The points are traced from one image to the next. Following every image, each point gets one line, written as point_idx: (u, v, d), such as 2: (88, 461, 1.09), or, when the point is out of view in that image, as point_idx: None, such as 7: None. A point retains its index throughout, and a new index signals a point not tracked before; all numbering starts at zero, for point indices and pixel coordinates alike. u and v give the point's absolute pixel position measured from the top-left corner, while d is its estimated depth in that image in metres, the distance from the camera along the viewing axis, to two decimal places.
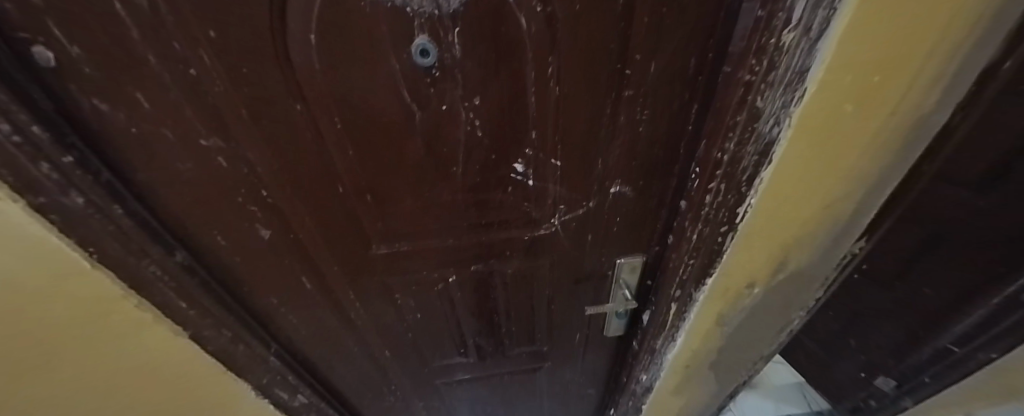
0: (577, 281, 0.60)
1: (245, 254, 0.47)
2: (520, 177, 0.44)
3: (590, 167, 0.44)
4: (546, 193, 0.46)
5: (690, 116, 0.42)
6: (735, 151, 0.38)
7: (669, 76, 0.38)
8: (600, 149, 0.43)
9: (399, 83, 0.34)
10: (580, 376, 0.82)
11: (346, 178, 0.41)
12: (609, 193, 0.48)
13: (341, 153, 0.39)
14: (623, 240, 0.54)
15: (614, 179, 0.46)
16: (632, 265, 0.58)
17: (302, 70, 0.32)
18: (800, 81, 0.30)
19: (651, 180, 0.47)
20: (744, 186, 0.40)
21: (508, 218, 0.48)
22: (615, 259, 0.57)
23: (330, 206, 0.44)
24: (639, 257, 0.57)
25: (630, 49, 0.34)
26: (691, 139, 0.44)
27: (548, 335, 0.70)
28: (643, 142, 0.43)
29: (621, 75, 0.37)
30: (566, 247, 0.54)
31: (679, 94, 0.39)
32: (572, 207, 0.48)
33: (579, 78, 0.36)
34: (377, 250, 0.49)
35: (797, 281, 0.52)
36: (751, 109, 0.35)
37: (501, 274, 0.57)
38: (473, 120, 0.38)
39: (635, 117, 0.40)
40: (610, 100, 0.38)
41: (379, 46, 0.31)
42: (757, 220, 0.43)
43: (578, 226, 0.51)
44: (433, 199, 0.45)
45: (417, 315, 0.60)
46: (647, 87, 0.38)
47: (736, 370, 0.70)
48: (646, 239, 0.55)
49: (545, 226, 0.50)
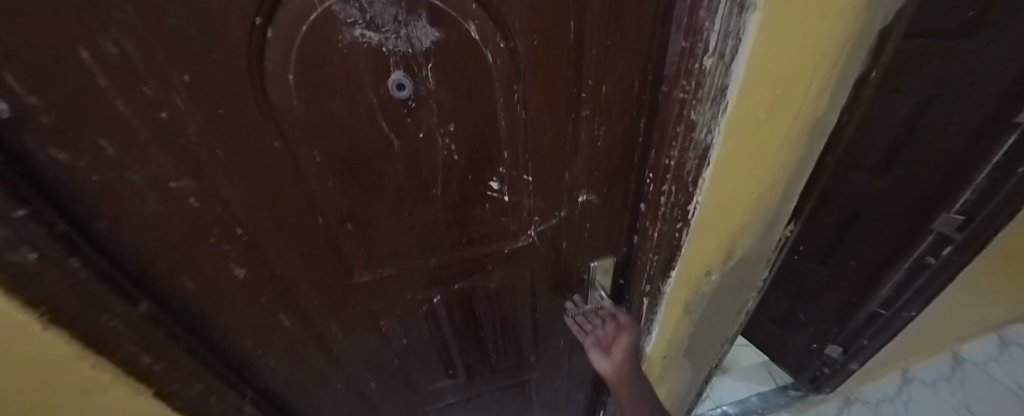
0: (556, 287, 0.63)
1: (219, 295, 0.45)
2: (497, 193, 0.47)
3: (559, 179, 0.49)
4: (522, 206, 0.50)
5: (640, 130, 0.48)
6: (680, 157, 0.44)
7: (618, 96, 0.43)
8: (566, 163, 0.47)
9: (378, 115, 0.36)
10: (567, 382, 0.84)
11: (326, 209, 0.42)
12: (578, 201, 0.52)
13: (322, 185, 0.40)
14: (595, 244, 0.59)
15: (581, 189, 0.51)
16: (605, 267, 0.62)
17: (282, 108, 0.34)
18: (722, 95, 0.37)
19: (614, 187, 0.52)
20: (691, 187, 0.47)
21: (488, 233, 0.51)
22: (590, 262, 0.61)
23: (309, 238, 0.44)
24: (612, 258, 0.61)
25: (583, 75, 0.40)
26: (642, 150, 0.49)
27: (534, 344, 0.71)
28: (602, 155, 0.48)
29: (578, 97, 0.42)
30: (544, 255, 0.57)
31: (628, 111, 0.45)
32: (546, 217, 0.52)
33: (542, 102, 0.40)
34: (359, 278, 0.49)
35: (746, 265, 0.59)
36: (688, 121, 0.41)
37: (484, 288, 0.58)
38: (450, 144, 0.41)
39: (594, 133, 0.46)
40: (570, 121, 0.43)
41: (358, 82, 0.33)
42: (705, 214, 0.50)
43: (553, 234, 0.55)
44: (414, 221, 0.46)
45: (404, 340, 0.60)
46: (600, 107, 0.43)
47: (705, 354, 0.76)
48: (615, 241, 0.60)
49: (524, 237, 0.53)
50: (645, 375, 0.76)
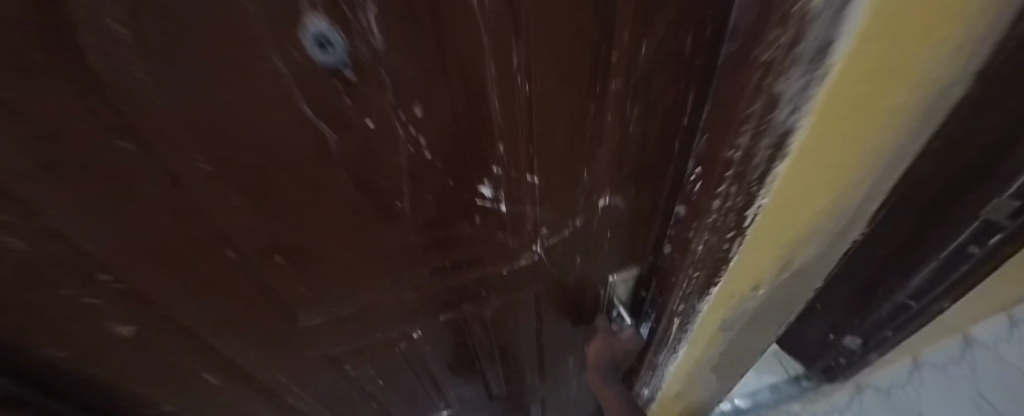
0: (566, 307, 0.51)
1: (108, 365, 0.31)
2: (489, 202, 0.34)
3: (575, 181, 0.36)
4: (525, 217, 0.37)
5: (686, 106, 0.34)
6: (748, 147, 0.30)
7: (663, 61, 0.29)
8: (585, 157, 0.34)
9: (298, 98, 0.21)
10: (576, 401, 0.74)
11: (239, 243, 0.28)
12: (597, 207, 0.39)
13: (225, 211, 0.25)
14: (614, 256, 0.47)
15: (603, 191, 0.38)
16: (625, 282, 0.51)
17: (120, 97, 0.16)
18: (823, 58, 0.20)
19: (642, 187, 0.40)
20: (754, 184, 0.33)
21: (479, 252, 0.38)
22: (608, 276, 0.49)
23: (223, 281, 0.30)
24: (633, 270, 0.50)
25: (624, 24, 0.25)
26: (685, 133, 0.36)
27: (537, 366, 0.61)
28: (634, 143, 0.35)
29: (606, 62, 0.28)
30: (551, 274, 0.45)
31: (673, 84, 0.32)
32: (556, 229, 0.39)
33: (555, 71, 0.27)
34: (306, 321, 0.36)
35: (804, 268, 0.46)
36: (768, 96, 0.25)
37: (478, 317, 0.47)
38: (418, 137, 0.27)
39: (626, 114, 0.32)
40: (594, 97, 0.30)
41: (244, 40, 0.16)
42: (768, 216, 0.36)
43: (564, 249, 0.42)
44: (376, 246, 0.33)
45: (379, 380, 0.49)
46: (638, 75, 0.29)
47: (739, 365, 0.65)
48: (639, 249, 0.48)
49: (526, 255, 0.41)
50: (665, 391, 0.67)
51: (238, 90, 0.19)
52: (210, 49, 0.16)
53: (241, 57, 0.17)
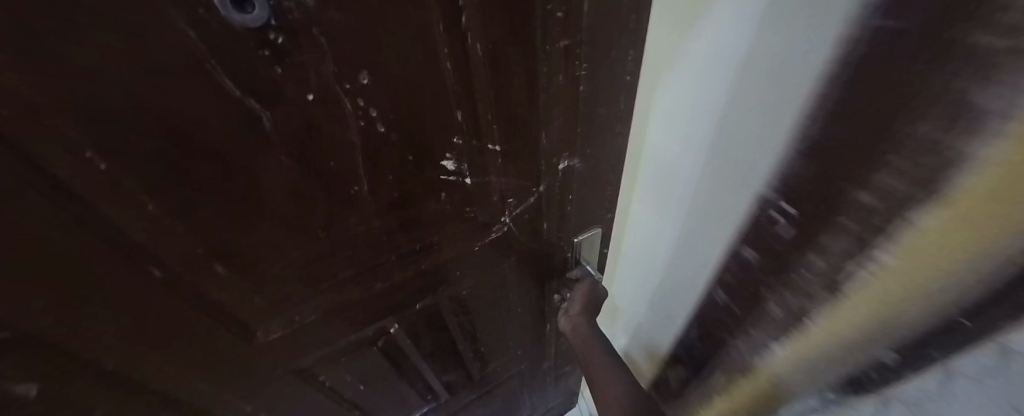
0: (539, 274, 0.53)
1: None
2: (453, 176, 0.33)
3: (535, 145, 0.36)
4: (491, 189, 0.36)
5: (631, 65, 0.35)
6: (867, 206, 0.28)
7: (607, 17, 0.30)
8: (543, 119, 0.34)
9: (222, 68, 0.18)
10: (558, 363, 0.78)
11: (167, 258, 0.23)
12: (559, 170, 0.40)
13: (146, 221, 0.21)
14: (579, 218, 0.48)
15: (564, 153, 0.39)
16: (590, 240, 0.53)
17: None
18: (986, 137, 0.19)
19: (598, 147, 0.41)
20: (854, 258, 0.32)
21: (448, 230, 0.37)
22: (574, 238, 0.51)
23: (158, 310, 0.25)
24: (597, 229, 0.52)
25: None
26: (632, 91, 0.38)
27: (520, 337, 0.62)
28: (587, 103, 0.36)
29: (555, 19, 0.27)
30: (522, 243, 0.46)
31: (619, 41, 0.32)
32: (522, 197, 0.40)
33: (506, 29, 0.26)
34: (267, 336, 0.33)
35: None
36: (907, 159, 0.24)
37: (456, 299, 0.46)
38: (370, 110, 0.25)
39: (577, 74, 0.33)
40: (547, 56, 0.30)
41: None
42: (858, 304, 0.34)
43: (531, 216, 0.43)
44: (336, 239, 0.31)
45: (360, 383, 0.46)
46: (584, 33, 0.29)
47: None
48: (601, 209, 0.50)
49: (497, 228, 0.41)
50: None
51: (135, 59, 0.16)
52: (99, 4, 0.13)
53: (137, 14, 0.14)
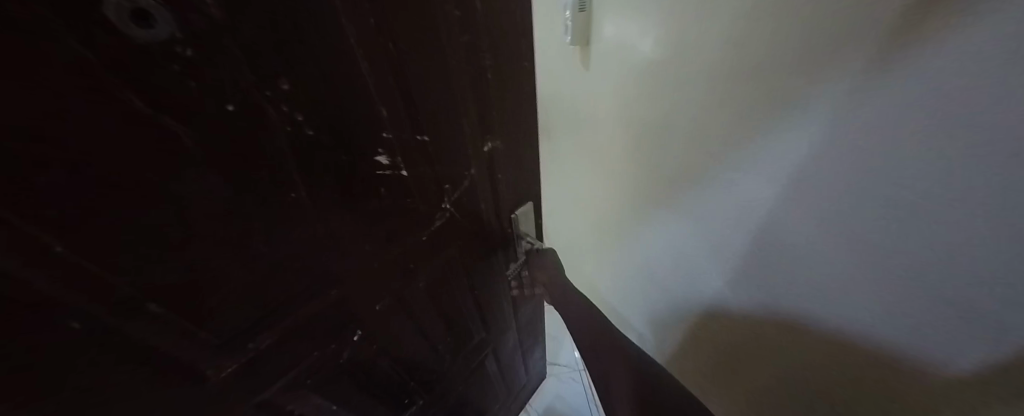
0: (487, 253, 0.57)
1: None
2: (390, 171, 0.35)
3: (460, 131, 0.39)
4: (427, 178, 0.39)
5: (524, 51, 0.42)
6: None
7: (496, 12, 0.35)
8: (462, 106, 0.38)
9: (126, 82, 0.18)
10: (521, 337, 0.84)
11: (82, 304, 0.21)
12: (486, 153, 0.45)
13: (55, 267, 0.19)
14: (511, 195, 0.54)
15: (487, 136, 0.43)
16: (526, 213, 0.59)
17: None
18: None
19: (513, 127, 0.47)
20: None
21: (393, 225, 0.39)
22: (511, 215, 0.56)
23: (86, 362, 0.23)
24: (530, 203, 0.58)
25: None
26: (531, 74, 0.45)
27: (482, 319, 0.66)
28: (497, 88, 0.41)
29: (454, 17, 0.32)
30: (465, 227, 0.49)
31: (509, 32, 0.38)
32: (457, 182, 0.43)
33: (411, 29, 0.29)
34: (223, 370, 0.31)
35: None
36: None
37: (414, 294, 0.48)
38: (294, 113, 0.25)
39: (482, 61, 0.37)
40: (455, 47, 0.33)
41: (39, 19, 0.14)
42: None
43: (469, 199, 0.47)
44: (280, 251, 0.30)
45: (331, 400, 0.45)
46: (479, 28, 0.34)
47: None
48: (530, 184, 0.56)
49: (440, 214, 0.44)
50: None
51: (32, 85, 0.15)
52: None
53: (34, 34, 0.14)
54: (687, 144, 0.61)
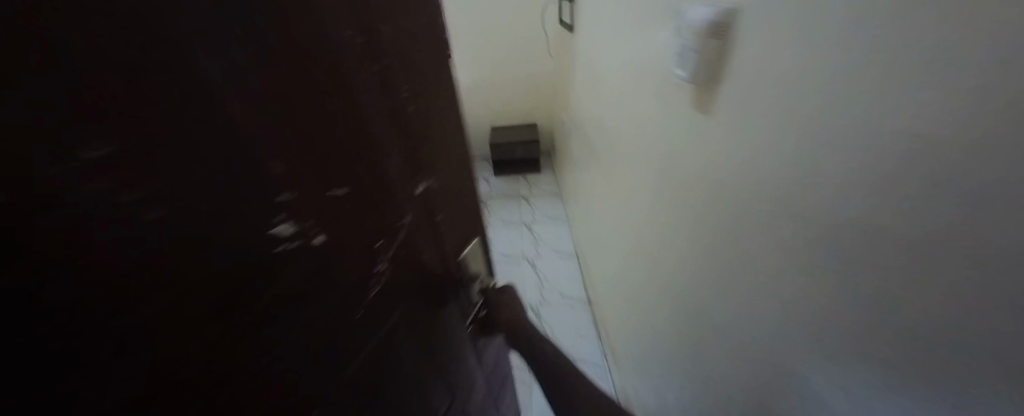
0: (439, 306, 0.50)
1: None
2: (300, 240, 0.26)
3: (384, 175, 0.32)
4: (352, 239, 0.31)
5: (445, 81, 0.38)
6: None
7: (404, 38, 0.30)
8: (384, 145, 0.32)
9: None
10: (492, 387, 0.76)
11: None
12: (419, 195, 0.38)
13: None
14: (455, 235, 0.48)
15: (417, 177, 0.37)
16: (474, 252, 0.53)
17: None
18: None
19: (445, 162, 0.42)
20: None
21: (310, 307, 0.29)
22: (459, 258, 0.50)
23: None
24: (476, 240, 0.53)
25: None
26: (456, 104, 0.41)
27: (446, 384, 0.57)
28: (424, 122, 0.36)
29: (357, 43, 0.26)
30: (409, 284, 0.42)
31: (423, 60, 0.34)
32: (391, 235, 0.36)
33: (300, 56, 0.22)
34: None
35: None
36: None
37: (356, 383, 0.38)
38: (122, 194, 0.15)
39: (400, 92, 0.32)
40: (368, 79, 0.28)
41: None
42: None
43: (409, 251, 0.39)
44: (91, 414, 0.17)
45: None
46: (390, 56, 0.29)
47: None
48: (473, 222, 0.51)
49: (374, 277, 0.35)
50: None
51: None
52: None
53: None
54: (784, 223, 0.43)
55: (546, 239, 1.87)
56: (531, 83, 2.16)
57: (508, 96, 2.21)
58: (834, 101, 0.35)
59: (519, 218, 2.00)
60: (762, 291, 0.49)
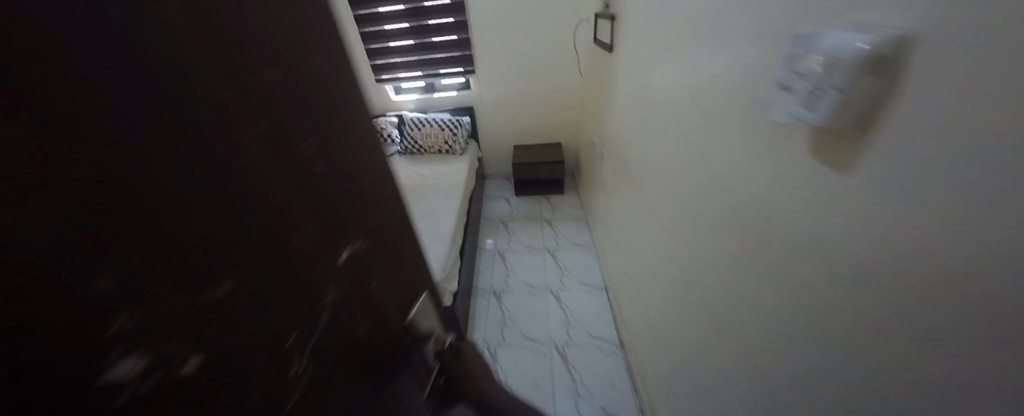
0: (394, 390, 0.39)
1: None
2: (154, 379, 0.16)
3: (293, 250, 0.24)
4: (254, 346, 0.21)
5: (362, 123, 0.31)
6: None
7: (303, 75, 0.24)
8: (291, 209, 0.23)
9: None
10: None
11: None
12: (348, 262, 0.30)
13: None
14: (399, 298, 0.40)
15: (340, 243, 0.29)
16: (422, 309, 0.45)
17: None
18: None
19: (378, 218, 0.34)
20: None
21: None
22: (405, 322, 0.41)
23: None
24: (423, 296, 0.46)
25: (197, 19, 0.17)
26: (378, 150, 0.34)
27: None
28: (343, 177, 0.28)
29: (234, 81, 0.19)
30: (350, 378, 0.31)
31: (335, 102, 0.27)
32: (314, 323, 0.27)
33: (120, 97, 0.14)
34: None
35: None
36: None
37: None
38: None
39: (304, 141, 0.24)
40: (255, 129, 0.20)
41: None
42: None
43: (342, 335, 0.30)
44: None
45: None
46: (285, 97, 0.22)
47: None
48: (416, 276, 0.43)
49: (295, 390, 0.25)
50: None
51: None
52: None
53: None
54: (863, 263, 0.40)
55: (570, 271, 1.68)
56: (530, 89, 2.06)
57: (531, 112, 2.17)
58: (940, 133, 0.31)
59: (541, 244, 1.85)
60: (885, 361, 0.39)
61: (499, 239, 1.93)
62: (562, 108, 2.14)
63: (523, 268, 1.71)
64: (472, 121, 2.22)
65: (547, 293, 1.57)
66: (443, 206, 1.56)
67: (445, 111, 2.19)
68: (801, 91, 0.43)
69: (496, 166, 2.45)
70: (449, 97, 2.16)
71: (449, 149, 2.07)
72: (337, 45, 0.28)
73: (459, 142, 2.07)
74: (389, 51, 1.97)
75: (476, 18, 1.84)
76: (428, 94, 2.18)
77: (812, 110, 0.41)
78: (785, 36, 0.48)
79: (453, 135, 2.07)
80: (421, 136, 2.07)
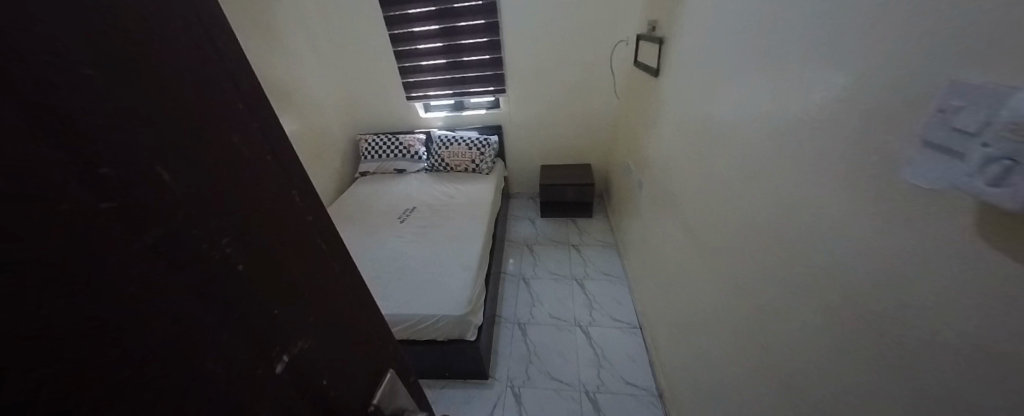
0: None
1: None
2: None
3: (197, 371, 0.19)
4: None
5: (298, 197, 0.27)
6: None
7: (214, 160, 0.21)
8: (194, 320, 0.19)
9: None
10: None
11: None
12: (283, 365, 0.25)
13: None
14: (365, 384, 0.34)
15: (271, 349, 0.24)
16: (393, 386, 0.38)
17: None
18: None
19: (326, 301, 0.29)
20: None
21: None
22: (368, 410, 0.34)
23: None
24: (393, 371, 0.39)
25: (51, 109, 0.14)
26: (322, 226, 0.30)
27: None
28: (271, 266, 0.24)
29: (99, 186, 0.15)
30: None
31: (264, 182, 0.24)
32: None
33: None
34: None
35: None
36: None
37: None
38: None
39: (220, 243, 0.20)
40: (136, 241, 0.16)
41: None
42: None
43: None
44: None
45: None
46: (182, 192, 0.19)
47: None
48: (380, 351, 0.37)
49: None
50: None
51: None
52: None
53: None
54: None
55: (600, 303, 1.55)
56: (565, 111, 2.02)
57: (560, 131, 2.11)
58: None
59: (568, 271, 1.74)
60: None
61: (524, 262, 1.85)
62: (593, 129, 2.08)
63: (550, 297, 1.61)
64: (500, 140, 2.18)
65: (575, 327, 1.45)
66: (468, 229, 1.51)
67: (472, 129, 2.17)
68: (977, 160, 0.31)
69: (522, 185, 2.39)
70: (478, 115, 2.14)
71: (476, 168, 2.03)
72: (262, 104, 0.25)
73: (486, 161, 2.03)
74: (420, 69, 1.98)
75: (510, 38, 1.82)
76: (456, 112, 2.16)
77: (990, 185, 0.29)
78: (927, 74, 0.38)
79: (480, 154, 2.03)
80: (448, 154, 2.05)
